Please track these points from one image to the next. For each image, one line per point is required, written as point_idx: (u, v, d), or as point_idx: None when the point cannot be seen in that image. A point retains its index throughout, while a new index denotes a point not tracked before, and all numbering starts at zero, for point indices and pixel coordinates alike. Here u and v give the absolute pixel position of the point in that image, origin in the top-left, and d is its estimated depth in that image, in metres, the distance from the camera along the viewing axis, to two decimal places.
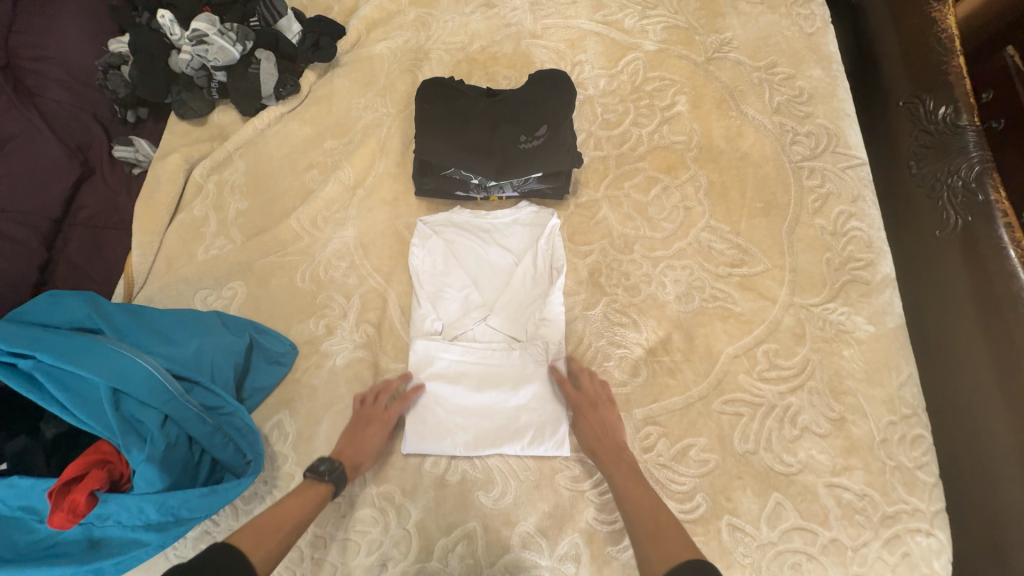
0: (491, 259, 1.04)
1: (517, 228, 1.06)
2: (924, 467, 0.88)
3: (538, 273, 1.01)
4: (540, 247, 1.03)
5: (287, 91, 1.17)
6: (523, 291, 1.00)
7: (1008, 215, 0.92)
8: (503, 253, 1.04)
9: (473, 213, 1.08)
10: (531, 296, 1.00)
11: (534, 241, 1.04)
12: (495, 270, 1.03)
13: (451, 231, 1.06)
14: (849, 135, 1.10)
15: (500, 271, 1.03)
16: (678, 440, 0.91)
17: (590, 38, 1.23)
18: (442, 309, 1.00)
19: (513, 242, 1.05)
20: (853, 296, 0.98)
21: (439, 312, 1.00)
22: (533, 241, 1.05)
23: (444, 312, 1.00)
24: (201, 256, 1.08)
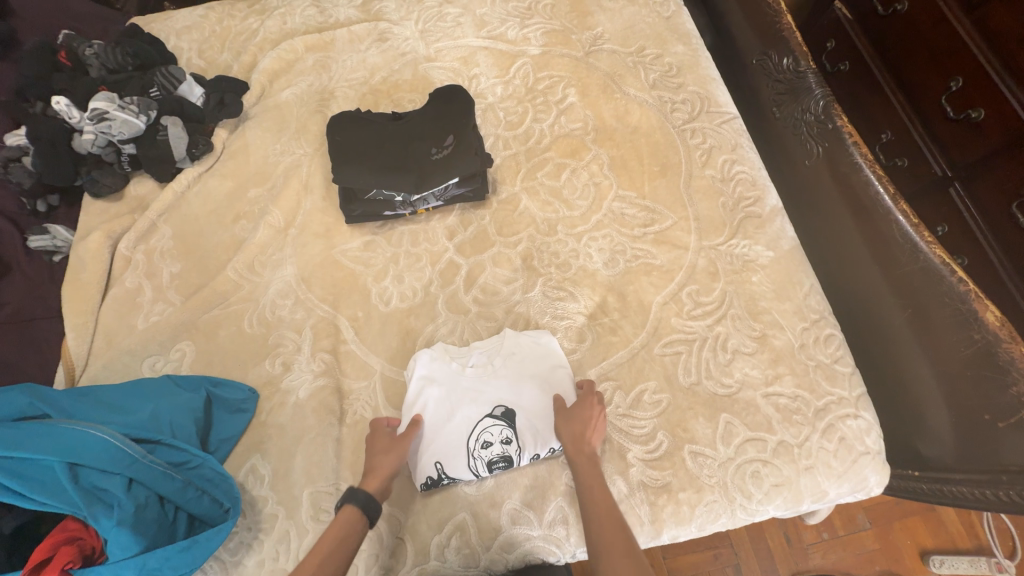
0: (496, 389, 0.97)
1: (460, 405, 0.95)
2: (840, 360, 1.01)
3: (445, 374, 0.98)
4: (450, 388, 0.97)
5: (200, 151, 1.20)
6: (461, 377, 0.98)
7: (853, 135, 1.08)
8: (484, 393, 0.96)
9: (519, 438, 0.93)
10: (459, 374, 0.98)
11: (450, 390, 0.97)
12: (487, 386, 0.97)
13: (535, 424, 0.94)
14: (717, 95, 1.26)
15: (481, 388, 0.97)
16: (631, 389, 0.99)
17: (480, 53, 1.34)
18: (538, 433, 0.94)
19: (468, 395, 0.96)
20: (750, 229, 1.11)
21: (538, 420, 0.95)
22: (452, 391, 0.97)
23: (535, 426, 0.94)
24: (142, 325, 1.08)
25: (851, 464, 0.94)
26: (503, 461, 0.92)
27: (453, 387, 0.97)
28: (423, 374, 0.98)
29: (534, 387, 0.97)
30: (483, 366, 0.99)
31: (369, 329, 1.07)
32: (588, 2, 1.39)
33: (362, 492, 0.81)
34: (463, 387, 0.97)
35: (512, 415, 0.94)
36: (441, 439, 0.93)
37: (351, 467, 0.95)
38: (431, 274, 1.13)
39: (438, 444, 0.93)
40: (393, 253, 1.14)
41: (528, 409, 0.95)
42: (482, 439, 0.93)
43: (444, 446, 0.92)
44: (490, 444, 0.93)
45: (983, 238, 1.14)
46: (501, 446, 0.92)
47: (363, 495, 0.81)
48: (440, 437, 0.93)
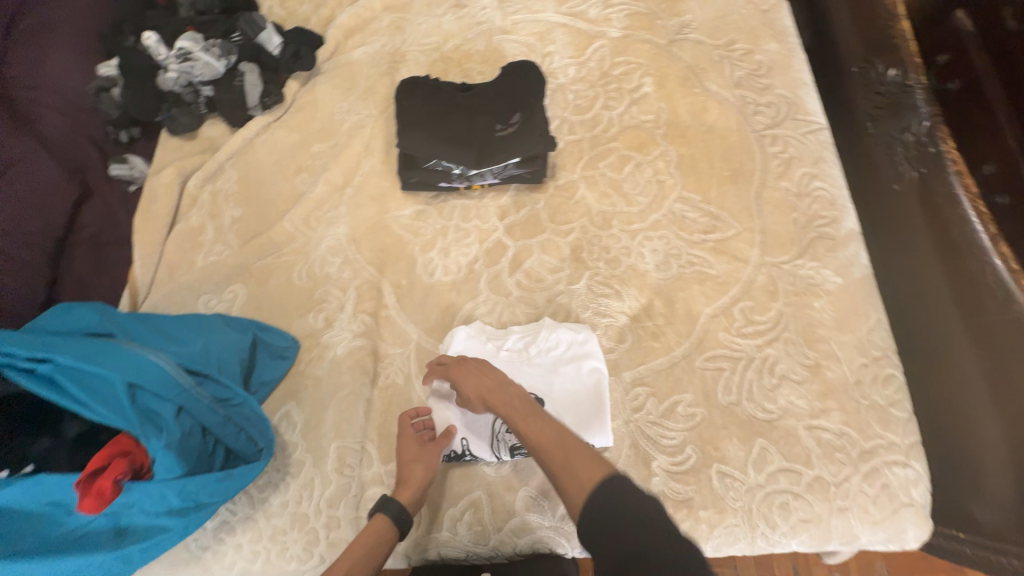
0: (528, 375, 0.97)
1: None
2: (897, 404, 0.94)
3: (480, 354, 0.98)
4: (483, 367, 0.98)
5: (271, 100, 1.23)
6: (496, 359, 0.98)
7: (958, 163, 0.99)
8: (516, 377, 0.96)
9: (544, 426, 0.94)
10: (494, 355, 0.98)
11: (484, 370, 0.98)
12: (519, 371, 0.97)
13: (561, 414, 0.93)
14: (807, 102, 1.17)
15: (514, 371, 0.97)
16: (665, 398, 0.96)
17: (558, 30, 1.29)
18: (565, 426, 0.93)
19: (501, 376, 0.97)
20: (820, 252, 1.04)
21: (567, 413, 0.94)
22: None
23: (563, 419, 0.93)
24: (201, 262, 1.13)
25: (890, 514, 0.89)
26: (526, 448, 0.93)
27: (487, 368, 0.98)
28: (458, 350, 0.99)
29: (567, 380, 0.96)
30: (518, 352, 0.99)
31: (411, 298, 1.09)
32: None
33: (394, 504, 0.84)
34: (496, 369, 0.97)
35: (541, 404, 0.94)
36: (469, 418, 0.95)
37: (378, 428, 0.98)
38: (477, 252, 1.12)
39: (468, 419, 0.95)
40: (443, 226, 1.14)
41: (558, 400, 0.95)
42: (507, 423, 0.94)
43: (471, 425, 0.95)
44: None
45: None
46: None
47: (394, 507, 0.84)
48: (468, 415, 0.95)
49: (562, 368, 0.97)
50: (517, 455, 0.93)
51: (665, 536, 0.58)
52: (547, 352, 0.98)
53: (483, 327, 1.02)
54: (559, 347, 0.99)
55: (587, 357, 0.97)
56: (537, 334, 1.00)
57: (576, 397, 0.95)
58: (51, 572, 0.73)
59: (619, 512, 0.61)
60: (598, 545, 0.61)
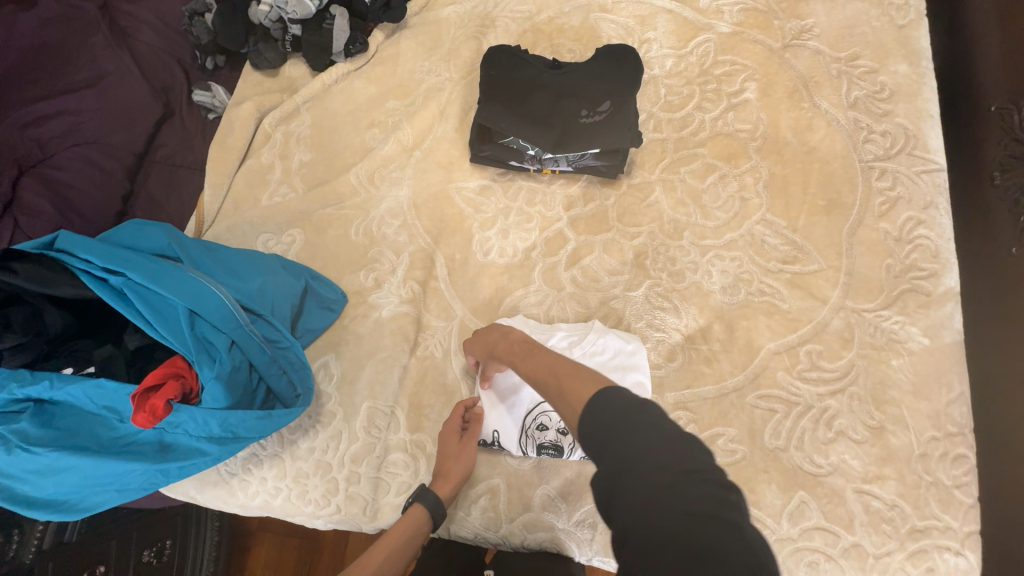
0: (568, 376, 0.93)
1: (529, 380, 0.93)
2: (963, 487, 0.86)
3: None
4: None
5: (356, 49, 1.20)
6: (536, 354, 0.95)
7: None
8: None
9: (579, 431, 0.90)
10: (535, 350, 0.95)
11: None
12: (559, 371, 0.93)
13: None
14: (930, 137, 1.04)
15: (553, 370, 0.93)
16: (707, 428, 0.91)
17: (662, 15, 1.20)
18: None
19: None
20: (910, 306, 0.94)
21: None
22: None
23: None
24: (265, 201, 1.14)
25: None
26: (551, 449, 0.90)
27: None
28: None
29: None
30: (560, 351, 0.95)
31: (461, 274, 1.06)
32: None
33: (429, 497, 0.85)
34: None
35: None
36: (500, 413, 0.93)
37: (410, 396, 0.98)
38: (536, 239, 1.08)
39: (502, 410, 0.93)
40: (506, 206, 1.11)
41: None
42: (539, 420, 0.92)
43: (501, 415, 0.92)
44: (546, 428, 0.91)
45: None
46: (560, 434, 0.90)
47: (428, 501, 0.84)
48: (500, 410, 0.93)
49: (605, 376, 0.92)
50: (543, 454, 0.92)
51: (668, 438, 0.51)
52: (591, 356, 0.94)
53: (528, 320, 0.99)
54: (604, 354, 0.94)
55: (630, 369, 0.93)
56: (582, 335, 0.96)
57: None
58: (99, 471, 0.77)
59: (610, 409, 0.55)
60: (590, 449, 0.55)
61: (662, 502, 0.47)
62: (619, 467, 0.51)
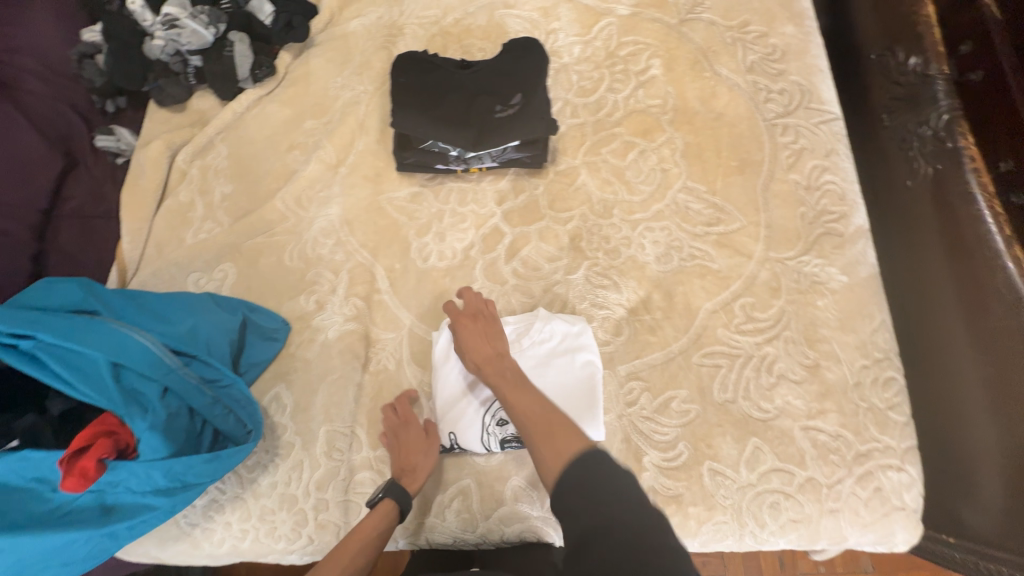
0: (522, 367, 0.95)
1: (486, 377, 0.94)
2: (896, 407, 0.92)
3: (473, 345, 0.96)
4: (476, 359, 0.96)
5: (263, 73, 1.18)
6: None
7: (976, 160, 0.95)
8: None
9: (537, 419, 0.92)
10: None
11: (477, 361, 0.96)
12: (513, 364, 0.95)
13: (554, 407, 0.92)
14: (822, 90, 1.12)
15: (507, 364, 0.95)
16: (660, 394, 0.95)
17: (564, 5, 1.23)
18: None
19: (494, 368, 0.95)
20: (827, 248, 1.00)
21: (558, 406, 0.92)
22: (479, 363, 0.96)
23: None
24: (191, 240, 1.10)
25: (881, 517, 0.88)
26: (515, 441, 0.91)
27: None
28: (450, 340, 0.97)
29: (560, 373, 0.94)
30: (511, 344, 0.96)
31: (404, 283, 1.06)
32: None
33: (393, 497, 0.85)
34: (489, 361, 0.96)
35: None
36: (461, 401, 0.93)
37: (368, 412, 0.97)
38: (473, 238, 1.09)
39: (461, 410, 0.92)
40: (439, 210, 1.11)
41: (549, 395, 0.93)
42: (498, 416, 0.92)
43: (459, 416, 0.92)
44: (505, 421, 0.91)
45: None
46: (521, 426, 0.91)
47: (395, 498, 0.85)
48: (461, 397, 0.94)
49: (555, 361, 0.95)
50: (508, 447, 0.92)
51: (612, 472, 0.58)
52: (540, 344, 0.96)
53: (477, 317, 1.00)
54: (553, 339, 0.96)
55: (580, 350, 0.95)
56: (531, 325, 0.98)
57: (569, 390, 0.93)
58: (36, 548, 0.72)
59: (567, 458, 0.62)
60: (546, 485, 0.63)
61: (630, 560, 0.51)
62: (580, 520, 0.57)
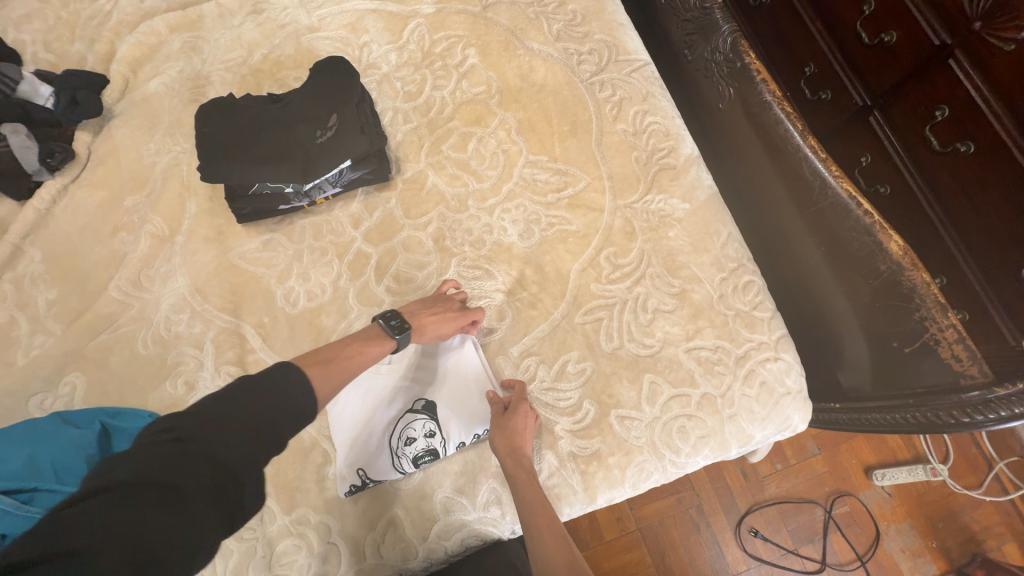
0: (417, 383, 0.95)
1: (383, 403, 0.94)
2: (759, 306, 1.01)
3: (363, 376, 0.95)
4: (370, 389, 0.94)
5: (58, 160, 1.07)
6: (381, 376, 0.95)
7: (761, 72, 1.05)
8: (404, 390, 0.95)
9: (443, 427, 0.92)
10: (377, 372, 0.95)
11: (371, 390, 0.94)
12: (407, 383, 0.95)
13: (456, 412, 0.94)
14: (625, 42, 1.19)
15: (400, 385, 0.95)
16: (554, 362, 0.97)
17: (368, 17, 1.22)
18: (459, 422, 0.93)
19: (390, 392, 0.94)
20: (665, 183, 1.07)
21: (458, 412, 0.94)
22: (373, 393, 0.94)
23: (457, 419, 0.93)
24: (22, 361, 0.97)
25: (773, 407, 0.96)
26: (427, 457, 0.91)
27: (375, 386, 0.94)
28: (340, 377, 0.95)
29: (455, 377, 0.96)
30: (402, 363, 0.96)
31: (277, 334, 1.01)
32: None
33: None
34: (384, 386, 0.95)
35: (432, 407, 0.93)
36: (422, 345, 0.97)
37: (274, 479, 0.91)
38: (339, 268, 1.05)
39: (365, 442, 0.91)
40: (296, 250, 1.06)
41: (449, 403, 0.95)
42: (404, 436, 0.91)
43: (364, 451, 0.91)
44: (411, 440, 0.91)
45: (976, 93, 0.88)
46: (428, 439, 0.91)
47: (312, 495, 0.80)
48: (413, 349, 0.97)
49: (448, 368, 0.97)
50: (423, 464, 0.91)
51: None
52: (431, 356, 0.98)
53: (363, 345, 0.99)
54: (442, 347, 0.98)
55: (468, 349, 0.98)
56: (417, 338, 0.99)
57: (468, 390, 0.96)
58: None
59: None
60: None
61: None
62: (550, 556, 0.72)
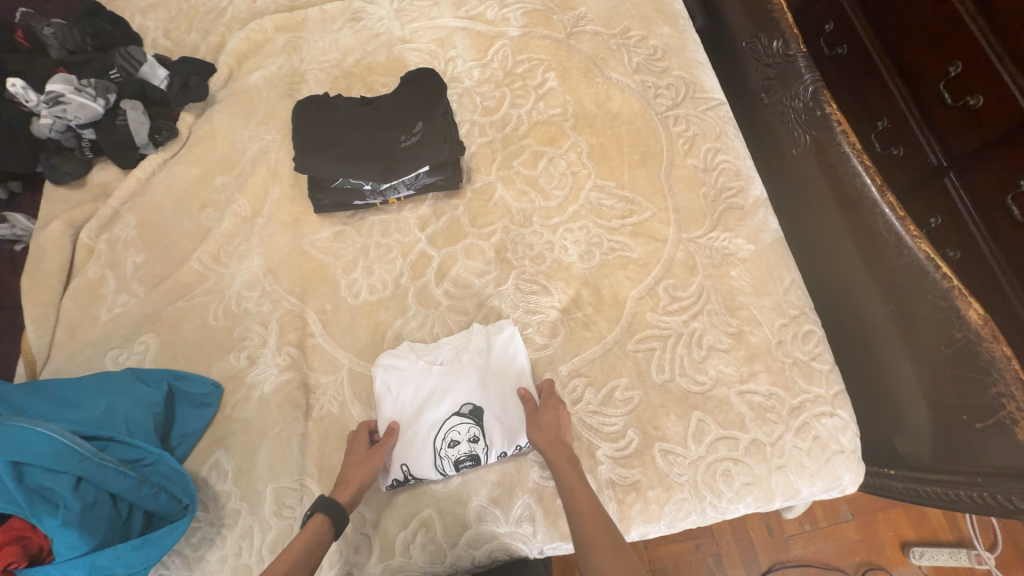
0: (464, 387, 0.94)
1: (429, 406, 0.93)
2: (819, 358, 0.98)
3: (413, 375, 0.95)
4: (419, 389, 0.94)
5: (164, 137, 1.16)
6: (431, 376, 0.95)
7: (842, 123, 1.04)
8: (451, 394, 0.94)
9: (485, 436, 0.91)
10: (426, 373, 0.95)
11: (419, 391, 0.94)
12: (455, 387, 0.94)
13: (501, 421, 0.93)
14: (704, 80, 1.21)
15: (448, 389, 0.94)
16: (603, 386, 0.97)
17: (458, 34, 1.29)
18: (504, 430, 0.92)
19: (436, 397, 0.93)
20: (731, 222, 1.07)
21: (504, 421, 0.93)
22: (422, 394, 0.94)
23: (503, 428, 0.92)
24: (105, 317, 1.04)
25: (825, 463, 0.92)
26: (470, 461, 0.90)
27: (424, 386, 0.95)
28: (389, 376, 0.96)
29: (501, 386, 0.95)
30: (452, 365, 0.96)
31: (337, 322, 1.05)
32: None
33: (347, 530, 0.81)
34: (432, 388, 0.94)
35: (478, 412, 0.92)
36: (442, 380, 0.95)
37: (317, 462, 0.93)
38: (402, 266, 1.09)
39: (408, 442, 0.91)
40: (363, 244, 1.11)
41: (495, 410, 0.93)
42: (448, 438, 0.91)
43: (407, 448, 0.90)
44: (454, 443, 0.91)
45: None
46: (470, 446, 0.91)
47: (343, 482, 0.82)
48: (435, 389, 0.94)
49: (497, 374, 0.96)
50: (462, 469, 0.91)
51: None
52: (479, 360, 0.96)
53: (412, 345, 0.99)
54: (492, 353, 0.97)
55: (516, 357, 0.98)
56: (467, 342, 0.98)
57: (515, 398, 0.95)
58: None
59: None
60: None
61: None
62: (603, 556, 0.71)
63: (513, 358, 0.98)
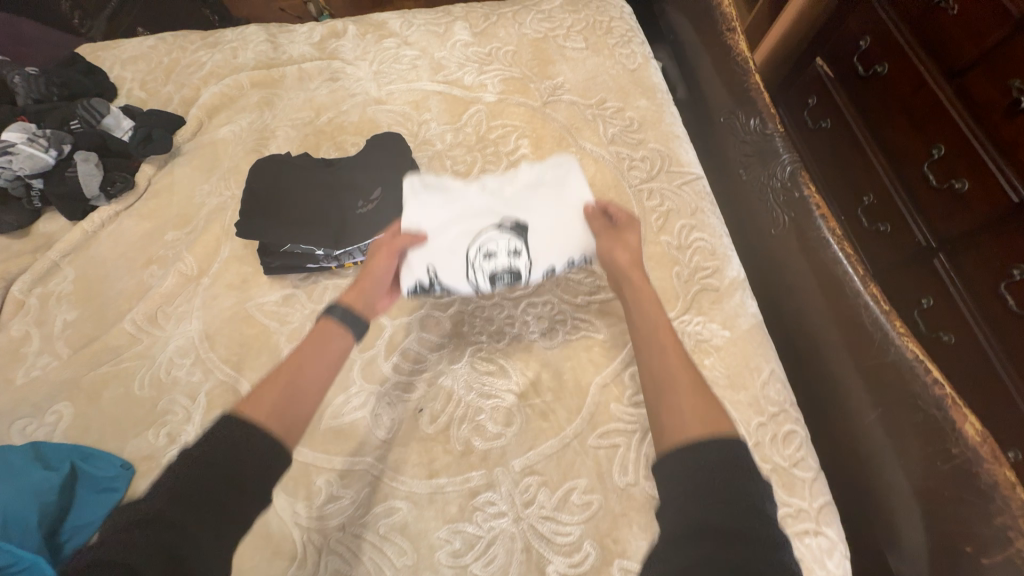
0: (506, 196, 1.01)
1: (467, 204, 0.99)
2: (800, 464, 0.88)
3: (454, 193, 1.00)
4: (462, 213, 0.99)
5: (117, 189, 1.12)
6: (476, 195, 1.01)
7: (821, 206, 0.99)
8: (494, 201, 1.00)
9: (529, 256, 0.96)
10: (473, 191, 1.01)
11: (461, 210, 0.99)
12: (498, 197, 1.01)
13: (545, 244, 0.97)
14: (680, 154, 1.18)
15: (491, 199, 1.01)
16: (559, 486, 0.86)
17: (433, 97, 1.28)
18: (549, 248, 0.97)
19: (476, 199, 1.00)
20: (705, 304, 1.01)
21: (553, 234, 0.98)
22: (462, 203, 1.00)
23: (548, 235, 0.97)
24: (20, 380, 0.96)
25: None
26: (506, 274, 0.95)
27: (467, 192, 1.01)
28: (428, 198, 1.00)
29: (543, 201, 0.99)
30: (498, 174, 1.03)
31: None
32: (551, 50, 1.34)
33: None
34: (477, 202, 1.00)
35: (520, 228, 0.97)
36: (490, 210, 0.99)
37: None
38: None
39: (446, 248, 0.96)
40: (313, 310, 1.02)
41: (539, 228, 0.98)
42: (486, 252, 0.95)
43: (445, 260, 0.95)
44: (494, 256, 0.95)
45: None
46: (508, 254, 0.96)
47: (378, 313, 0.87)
48: (479, 200, 1.00)
49: (547, 200, 1.00)
50: (499, 283, 0.95)
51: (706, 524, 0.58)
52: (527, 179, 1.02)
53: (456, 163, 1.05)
54: (540, 172, 1.03)
55: (560, 169, 1.03)
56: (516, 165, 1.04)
57: (569, 240, 0.97)
58: None
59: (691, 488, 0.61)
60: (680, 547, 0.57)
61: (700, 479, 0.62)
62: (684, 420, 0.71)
63: (565, 182, 1.01)
